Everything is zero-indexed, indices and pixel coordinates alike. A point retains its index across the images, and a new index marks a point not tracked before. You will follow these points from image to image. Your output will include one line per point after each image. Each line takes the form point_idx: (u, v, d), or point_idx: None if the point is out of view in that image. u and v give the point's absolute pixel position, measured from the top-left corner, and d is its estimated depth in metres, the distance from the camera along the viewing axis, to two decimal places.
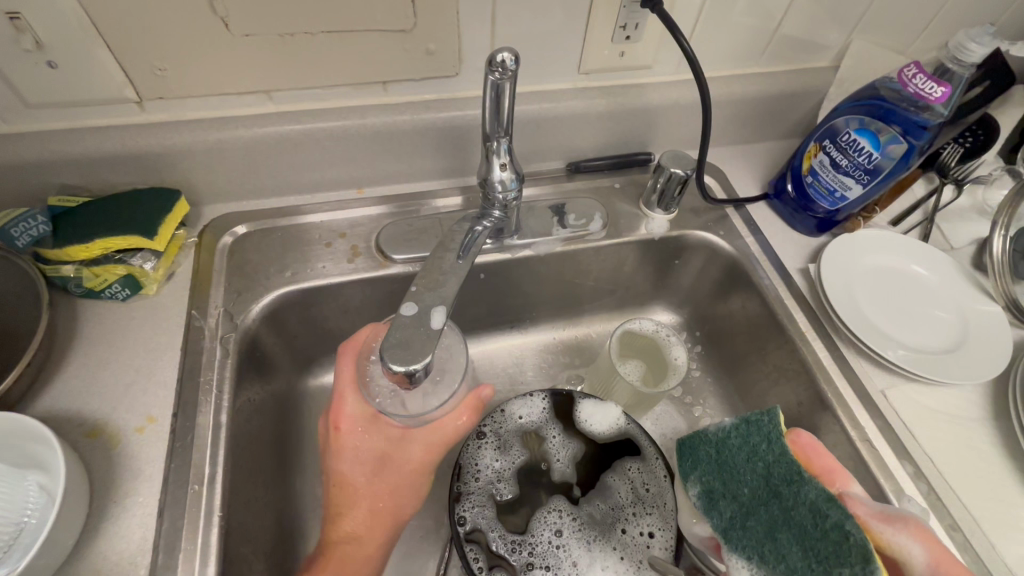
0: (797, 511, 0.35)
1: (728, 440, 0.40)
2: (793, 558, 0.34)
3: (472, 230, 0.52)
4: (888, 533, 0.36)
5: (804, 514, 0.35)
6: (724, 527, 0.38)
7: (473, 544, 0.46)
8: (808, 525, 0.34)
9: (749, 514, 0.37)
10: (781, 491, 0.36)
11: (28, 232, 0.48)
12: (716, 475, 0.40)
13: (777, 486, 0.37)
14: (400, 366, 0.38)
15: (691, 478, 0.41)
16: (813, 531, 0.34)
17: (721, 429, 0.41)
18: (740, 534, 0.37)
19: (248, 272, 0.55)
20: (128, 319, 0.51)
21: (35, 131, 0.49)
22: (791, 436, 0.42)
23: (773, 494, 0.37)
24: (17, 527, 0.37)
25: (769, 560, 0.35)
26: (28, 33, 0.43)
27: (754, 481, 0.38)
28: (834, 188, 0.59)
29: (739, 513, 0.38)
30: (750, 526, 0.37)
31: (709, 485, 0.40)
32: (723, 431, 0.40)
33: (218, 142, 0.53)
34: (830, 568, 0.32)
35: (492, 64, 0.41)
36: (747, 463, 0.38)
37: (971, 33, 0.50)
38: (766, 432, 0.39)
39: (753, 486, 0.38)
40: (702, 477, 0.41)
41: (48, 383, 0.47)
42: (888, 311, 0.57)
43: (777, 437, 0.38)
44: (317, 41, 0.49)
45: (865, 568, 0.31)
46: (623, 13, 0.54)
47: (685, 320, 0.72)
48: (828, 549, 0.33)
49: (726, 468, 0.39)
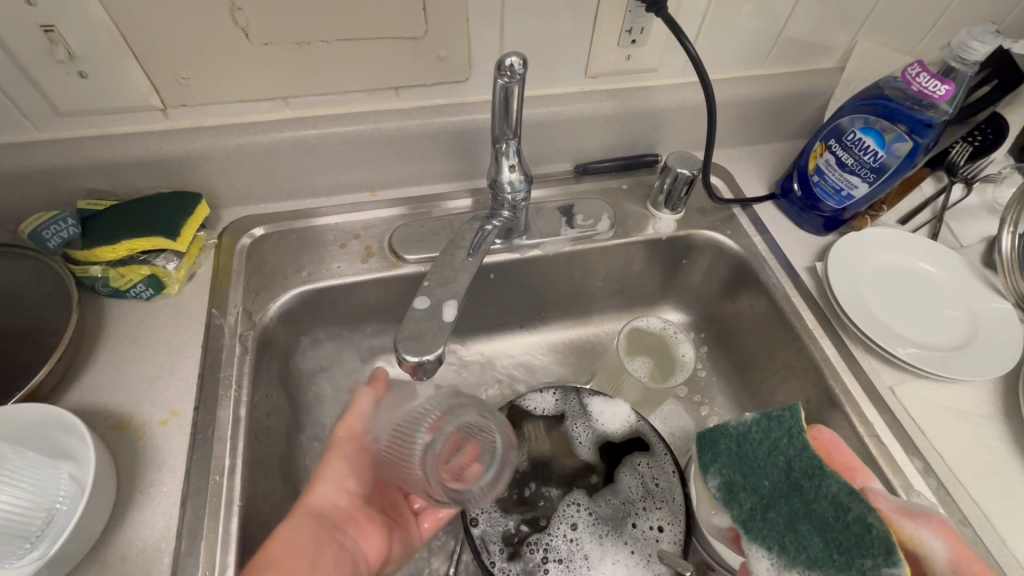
0: (819, 504, 0.37)
1: (748, 434, 0.41)
2: (814, 550, 0.35)
3: (482, 229, 0.53)
4: (910, 528, 0.36)
5: (826, 507, 0.36)
6: (742, 519, 0.39)
7: (489, 540, 0.47)
8: (830, 517, 0.36)
9: (769, 506, 0.38)
10: (803, 485, 0.38)
11: (60, 234, 0.51)
12: (737, 468, 0.40)
13: (798, 479, 0.38)
14: (413, 356, 0.41)
15: (709, 471, 0.42)
16: (835, 524, 0.36)
17: (741, 423, 0.42)
18: (760, 525, 0.38)
19: (265, 273, 0.57)
20: (151, 318, 0.53)
21: (65, 139, 0.52)
22: (812, 432, 0.44)
23: (794, 487, 0.38)
24: (48, 513, 0.38)
25: (789, 551, 0.36)
26: (60, 44, 0.45)
27: (774, 474, 0.39)
28: (840, 187, 0.60)
29: (758, 505, 0.38)
30: (770, 517, 0.38)
31: (727, 477, 0.40)
32: (743, 425, 0.42)
33: (237, 147, 0.55)
34: (852, 560, 0.34)
35: (501, 68, 0.42)
36: (768, 457, 0.40)
37: (974, 33, 0.51)
38: (787, 427, 0.40)
39: (773, 479, 0.39)
40: (720, 469, 0.41)
41: (76, 378, 0.49)
42: (897, 310, 0.57)
43: (798, 433, 0.40)
44: (332, 49, 0.51)
45: (888, 560, 0.33)
46: (629, 18, 0.56)
47: (693, 319, 0.72)
48: (851, 542, 0.35)
49: (746, 461, 0.40)
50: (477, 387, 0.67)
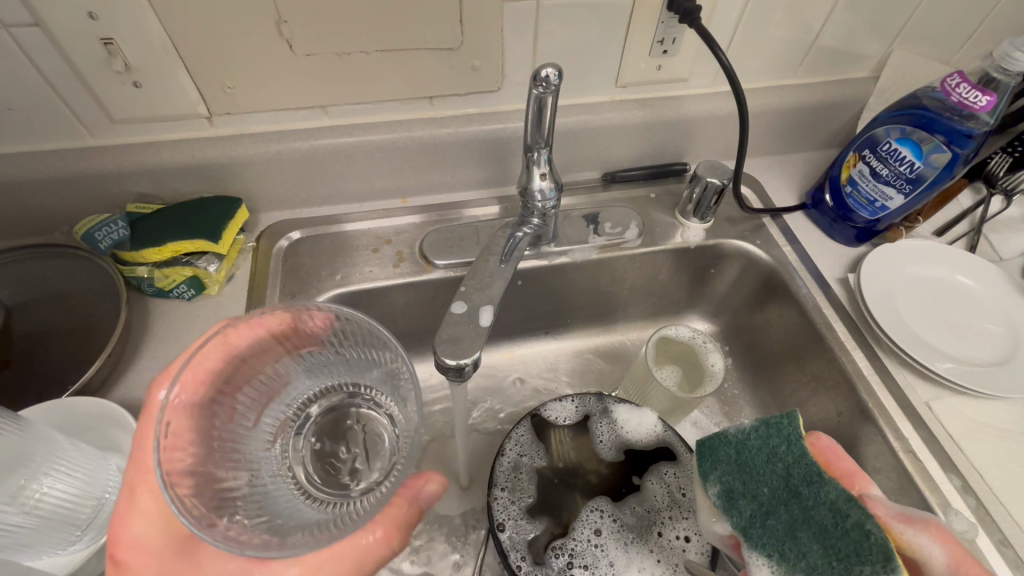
0: (817, 511, 0.34)
1: (747, 439, 0.39)
2: (814, 558, 0.33)
3: (513, 236, 0.55)
4: (908, 533, 0.35)
5: (825, 513, 0.34)
6: (743, 526, 0.37)
7: (515, 545, 0.47)
8: (828, 524, 0.34)
9: (768, 513, 0.36)
10: (801, 491, 0.35)
11: (110, 235, 0.53)
12: (737, 475, 0.38)
13: (797, 486, 0.36)
14: (453, 360, 0.42)
15: (710, 479, 0.40)
16: (834, 531, 0.33)
17: (740, 430, 0.39)
18: (759, 532, 0.36)
19: (301, 276, 0.59)
20: (193, 317, 0.55)
21: (117, 144, 0.54)
22: (810, 439, 0.43)
23: (793, 494, 0.36)
24: (97, 501, 0.40)
25: (789, 558, 0.34)
26: (118, 55, 0.47)
27: (773, 481, 0.37)
28: (873, 198, 0.59)
29: (758, 513, 0.37)
30: (769, 525, 0.36)
31: (728, 485, 0.39)
32: (742, 433, 0.39)
33: (277, 154, 0.57)
34: (851, 568, 0.32)
35: (537, 78, 0.43)
36: (766, 464, 0.37)
37: (1017, 43, 0.50)
38: (786, 433, 0.37)
39: (772, 485, 0.37)
40: (721, 477, 0.39)
41: (123, 374, 0.51)
42: (932, 323, 0.56)
43: (797, 438, 0.37)
44: (371, 60, 0.52)
45: (886, 568, 0.31)
46: (661, 28, 0.56)
47: (720, 329, 0.72)
48: (850, 547, 0.32)
49: (745, 469, 0.38)
50: (502, 392, 0.67)
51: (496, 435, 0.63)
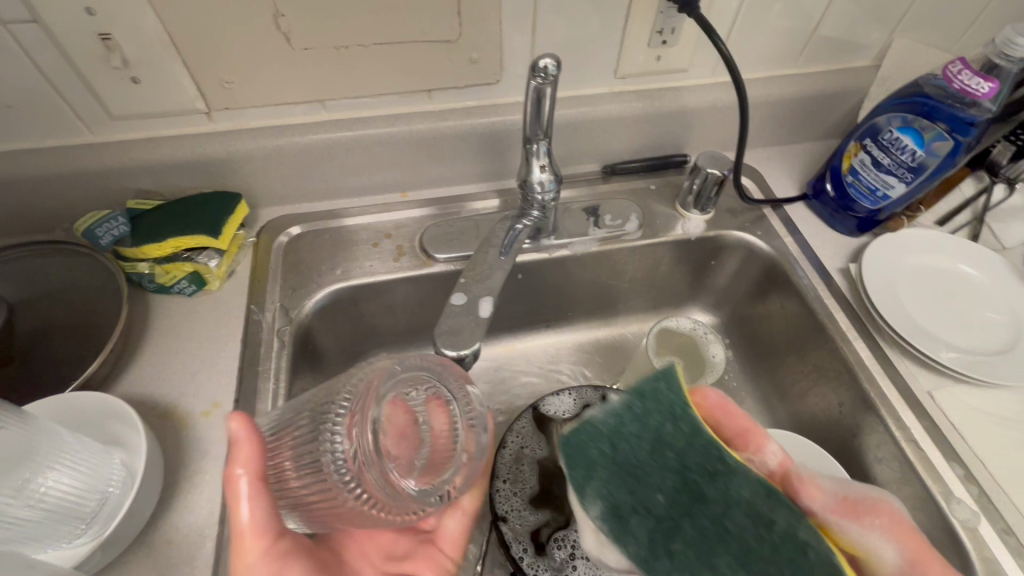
0: (731, 519, 0.33)
1: (621, 423, 0.36)
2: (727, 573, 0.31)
3: (512, 229, 0.55)
4: (853, 532, 0.38)
5: (740, 516, 0.33)
6: (644, 555, 0.32)
7: (517, 536, 0.47)
8: (735, 529, 0.32)
9: (670, 532, 0.32)
10: (700, 489, 0.34)
11: (111, 232, 0.53)
12: (626, 486, 0.34)
13: (695, 486, 0.34)
14: (450, 352, 0.42)
15: (587, 495, 0.34)
16: (756, 546, 0.32)
17: (609, 413, 0.36)
18: (663, 561, 0.32)
19: (301, 270, 0.59)
20: (195, 312, 0.55)
21: (117, 141, 0.54)
22: (698, 399, 0.46)
23: (693, 495, 0.33)
24: (101, 496, 0.40)
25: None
26: (116, 51, 0.47)
27: (668, 484, 0.34)
28: (875, 187, 0.59)
29: (659, 533, 0.33)
30: (673, 546, 0.32)
31: (613, 500, 0.34)
32: (613, 417, 0.36)
33: (277, 149, 0.57)
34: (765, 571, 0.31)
35: (535, 69, 0.43)
36: (652, 458, 0.34)
37: (1018, 28, 0.50)
38: (669, 406, 0.36)
39: (666, 492, 0.33)
40: (602, 492, 0.34)
41: (126, 369, 0.51)
42: (934, 312, 0.56)
43: (680, 409, 0.36)
44: (369, 53, 0.52)
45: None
46: (660, 18, 0.56)
47: (722, 321, 0.72)
48: (769, 553, 0.32)
49: (631, 474, 0.34)
50: (504, 385, 0.68)
51: (497, 428, 0.64)
